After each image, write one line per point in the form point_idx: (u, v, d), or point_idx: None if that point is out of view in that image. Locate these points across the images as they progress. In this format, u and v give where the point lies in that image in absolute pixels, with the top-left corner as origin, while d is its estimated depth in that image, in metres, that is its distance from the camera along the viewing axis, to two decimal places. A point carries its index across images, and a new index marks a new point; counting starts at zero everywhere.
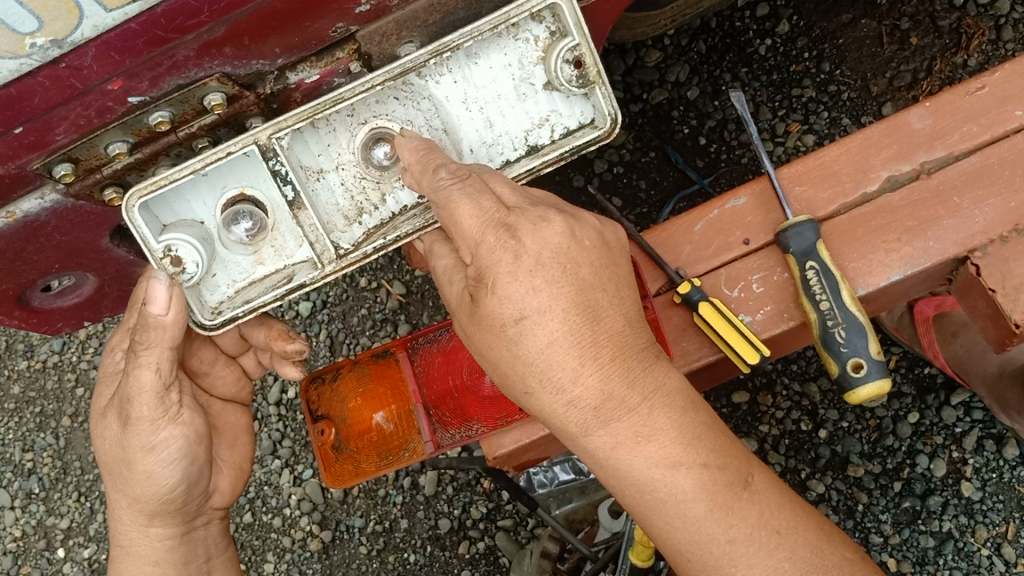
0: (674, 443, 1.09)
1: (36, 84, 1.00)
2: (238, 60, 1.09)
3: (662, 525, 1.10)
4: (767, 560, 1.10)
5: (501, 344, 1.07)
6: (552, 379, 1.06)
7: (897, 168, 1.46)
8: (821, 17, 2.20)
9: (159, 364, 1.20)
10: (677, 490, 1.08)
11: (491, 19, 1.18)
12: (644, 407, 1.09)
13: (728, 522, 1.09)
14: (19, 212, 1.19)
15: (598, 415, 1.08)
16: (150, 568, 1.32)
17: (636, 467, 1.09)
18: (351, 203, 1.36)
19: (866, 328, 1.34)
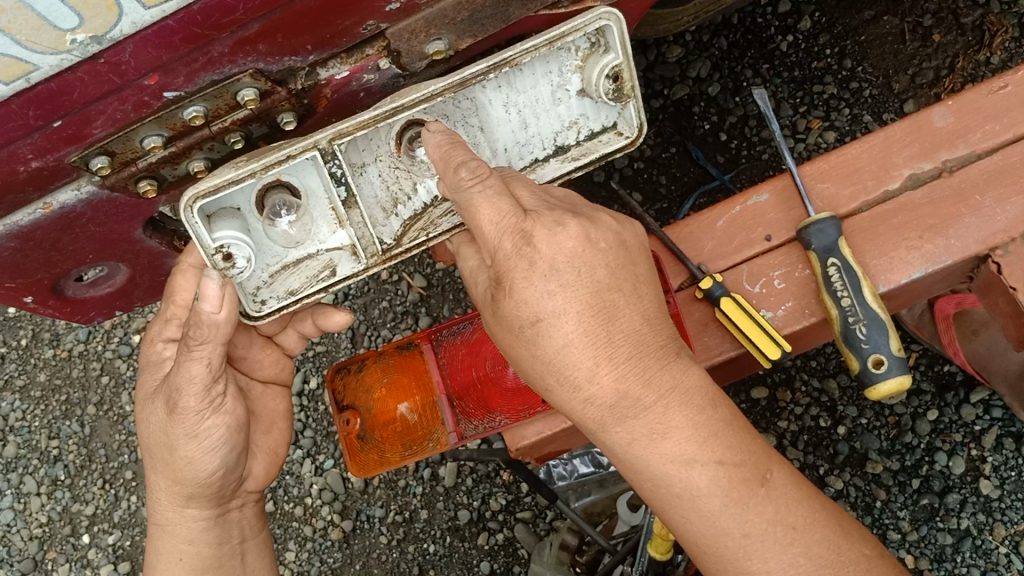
0: (690, 439, 1.10)
1: (76, 79, 1.03)
2: (271, 56, 1.11)
3: (679, 520, 1.12)
4: (786, 552, 1.09)
5: (522, 347, 1.11)
6: (569, 377, 1.10)
7: (918, 166, 1.47)
8: (844, 14, 2.22)
9: (210, 359, 1.25)
10: (691, 486, 1.09)
11: (546, 37, 1.21)
12: (661, 405, 1.11)
13: (744, 517, 1.09)
14: (56, 203, 1.23)
15: (615, 411, 1.11)
16: (184, 546, 1.40)
17: (653, 462, 1.11)
18: (387, 194, 1.43)
19: (888, 324, 1.34)
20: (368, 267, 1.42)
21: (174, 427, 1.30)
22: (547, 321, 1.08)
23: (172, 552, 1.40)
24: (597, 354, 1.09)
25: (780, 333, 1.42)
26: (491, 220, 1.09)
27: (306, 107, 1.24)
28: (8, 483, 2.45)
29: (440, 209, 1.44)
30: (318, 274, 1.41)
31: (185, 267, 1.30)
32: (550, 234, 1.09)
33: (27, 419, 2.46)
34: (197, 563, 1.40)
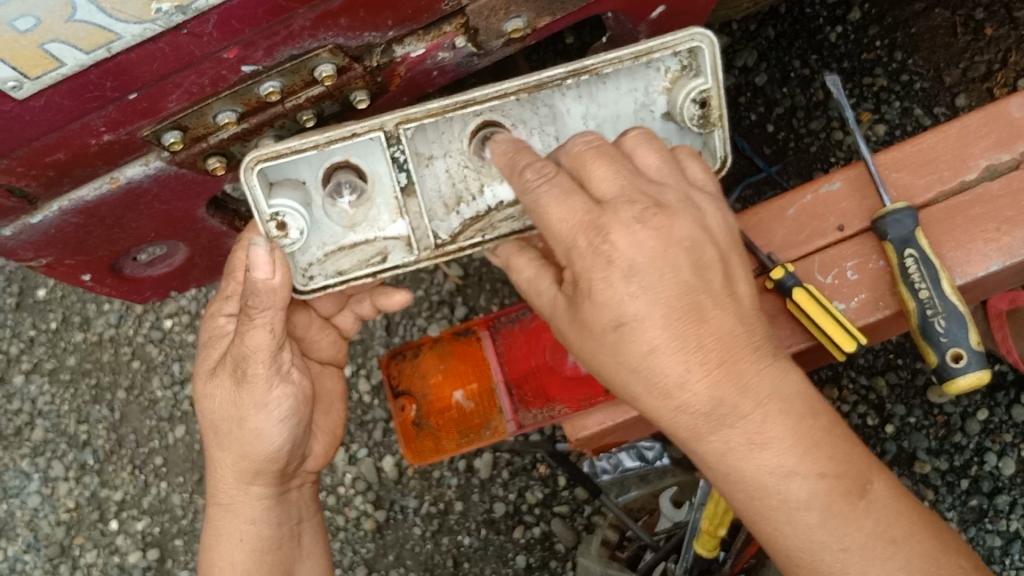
0: (789, 451, 1.03)
1: (157, 50, 1.00)
2: (351, 31, 1.08)
3: (774, 533, 1.05)
4: (884, 566, 1.03)
5: (606, 354, 1.03)
6: (660, 384, 1.02)
7: (997, 157, 1.44)
8: (893, 5, 2.11)
9: (274, 323, 1.23)
10: (790, 500, 1.03)
11: (634, 50, 1.22)
12: (757, 413, 1.03)
13: (843, 530, 1.03)
14: (123, 177, 1.20)
15: (709, 418, 1.03)
16: (246, 525, 1.40)
17: (749, 472, 1.04)
18: (452, 190, 1.38)
19: (967, 318, 1.32)
20: (420, 261, 1.37)
21: (241, 402, 1.31)
22: (634, 323, 0.99)
23: (233, 531, 1.39)
24: (687, 361, 1.01)
25: (853, 324, 1.40)
26: (577, 207, 1.01)
27: (380, 85, 1.21)
28: (36, 467, 2.40)
29: (503, 213, 1.37)
30: (371, 259, 1.36)
31: (247, 242, 1.25)
32: (633, 219, 0.99)
33: (56, 403, 2.40)
34: (259, 541, 1.40)
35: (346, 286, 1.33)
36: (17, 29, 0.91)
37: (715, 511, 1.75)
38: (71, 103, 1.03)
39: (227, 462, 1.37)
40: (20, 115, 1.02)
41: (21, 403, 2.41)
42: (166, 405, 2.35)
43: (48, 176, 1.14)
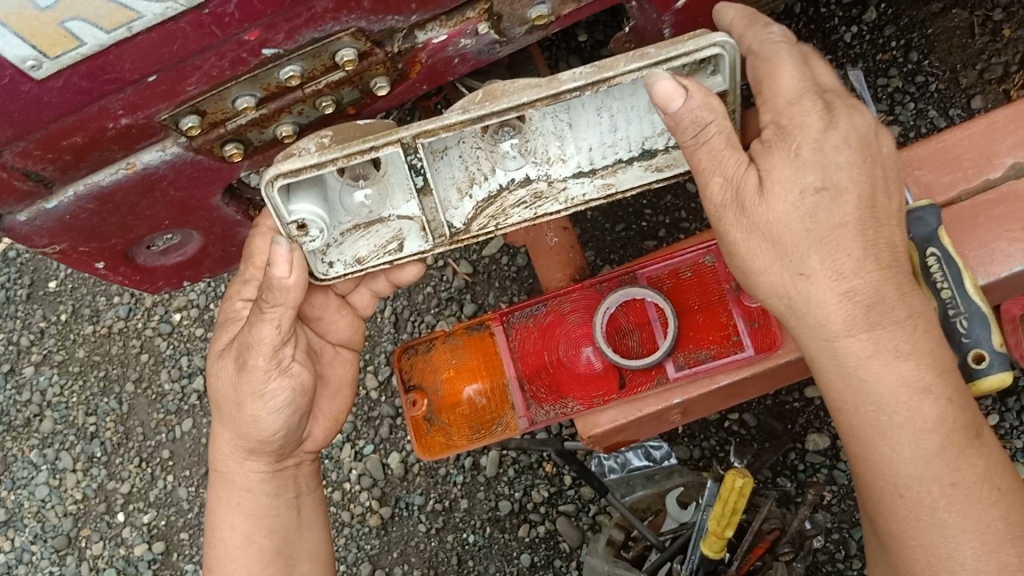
0: (928, 366, 1.08)
1: (177, 30, 0.99)
2: (375, 14, 1.07)
3: (888, 453, 1.08)
4: (985, 513, 1.07)
5: (792, 219, 1.06)
6: (839, 261, 1.07)
7: (1022, 155, 1.42)
8: (911, 5, 2.08)
9: (280, 321, 1.24)
10: (918, 418, 1.07)
11: (655, 57, 1.08)
12: (909, 323, 1.09)
13: (956, 465, 1.07)
14: (140, 163, 1.19)
15: (869, 312, 1.07)
16: (242, 493, 1.41)
17: (886, 386, 1.08)
18: (465, 173, 1.37)
19: (991, 319, 1.30)
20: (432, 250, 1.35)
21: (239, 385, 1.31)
22: (832, 190, 1.05)
23: (232, 499, 1.40)
24: (866, 251, 1.07)
25: None
26: (786, 84, 1.10)
27: (400, 72, 1.20)
28: (44, 458, 2.38)
29: (516, 195, 1.38)
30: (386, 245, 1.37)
31: (265, 232, 1.27)
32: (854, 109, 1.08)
33: (65, 395, 2.39)
34: (257, 507, 1.40)
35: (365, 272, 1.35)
36: (38, 5, 0.91)
37: (723, 510, 1.72)
38: (90, 84, 1.02)
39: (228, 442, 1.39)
40: (40, 95, 1.02)
41: (31, 393, 2.41)
42: (174, 398, 2.33)
43: (66, 159, 1.13)
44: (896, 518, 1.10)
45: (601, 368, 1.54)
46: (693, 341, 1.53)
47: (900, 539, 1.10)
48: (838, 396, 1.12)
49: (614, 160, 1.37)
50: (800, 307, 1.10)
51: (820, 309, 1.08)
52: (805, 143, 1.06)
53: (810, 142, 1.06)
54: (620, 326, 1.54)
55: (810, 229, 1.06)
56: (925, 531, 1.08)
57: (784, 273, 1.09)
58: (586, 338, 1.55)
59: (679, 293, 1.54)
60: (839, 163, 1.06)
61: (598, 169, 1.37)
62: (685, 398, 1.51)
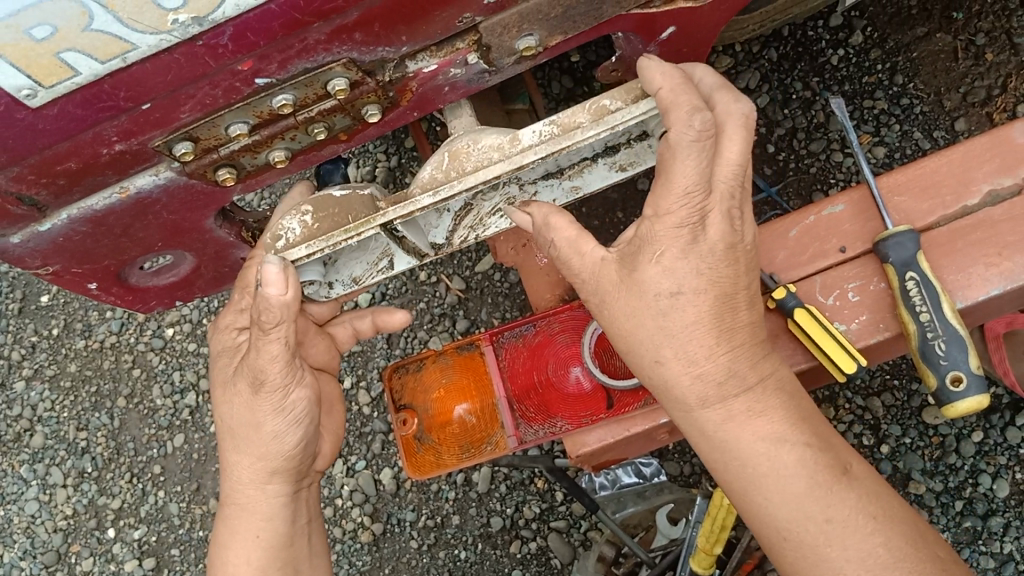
0: (781, 420, 1.15)
1: (171, 61, 1.01)
2: (366, 45, 1.09)
3: (761, 502, 1.13)
4: (865, 543, 1.09)
5: (644, 315, 1.11)
6: (691, 352, 1.12)
7: (998, 182, 1.45)
8: (896, 29, 2.11)
9: (286, 337, 1.24)
10: (776, 466, 1.13)
11: (609, 125, 1.16)
12: (758, 387, 1.16)
13: (827, 502, 1.10)
14: (133, 187, 1.21)
15: (721, 389, 1.14)
16: (262, 522, 1.38)
17: (742, 442, 1.14)
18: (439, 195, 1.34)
19: (967, 341, 1.34)
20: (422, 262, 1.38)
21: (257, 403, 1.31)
22: (688, 294, 1.10)
23: (249, 530, 1.38)
24: None
25: (854, 346, 1.41)
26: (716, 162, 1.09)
27: (391, 99, 1.22)
28: (35, 473, 2.39)
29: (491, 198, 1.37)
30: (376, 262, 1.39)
31: (264, 257, 1.30)
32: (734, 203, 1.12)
33: (56, 410, 2.40)
34: (275, 537, 1.39)
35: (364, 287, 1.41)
36: (34, 37, 0.92)
37: (712, 528, 1.75)
38: (85, 112, 1.04)
39: (240, 468, 1.37)
40: (34, 123, 1.03)
41: (21, 408, 2.42)
42: (165, 414, 2.34)
43: (59, 184, 1.15)
44: (789, 562, 1.12)
45: (590, 388, 1.55)
46: None
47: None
48: (709, 455, 1.18)
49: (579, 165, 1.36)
50: (660, 386, 1.17)
51: (677, 388, 1.15)
52: (666, 253, 1.08)
53: (675, 250, 1.08)
54: (609, 346, 1.56)
55: (662, 325, 1.11)
56: (818, 573, 1.10)
57: (642, 358, 1.15)
58: (574, 358, 1.56)
59: None
60: (700, 268, 1.09)
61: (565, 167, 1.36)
62: (673, 418, 1.49)
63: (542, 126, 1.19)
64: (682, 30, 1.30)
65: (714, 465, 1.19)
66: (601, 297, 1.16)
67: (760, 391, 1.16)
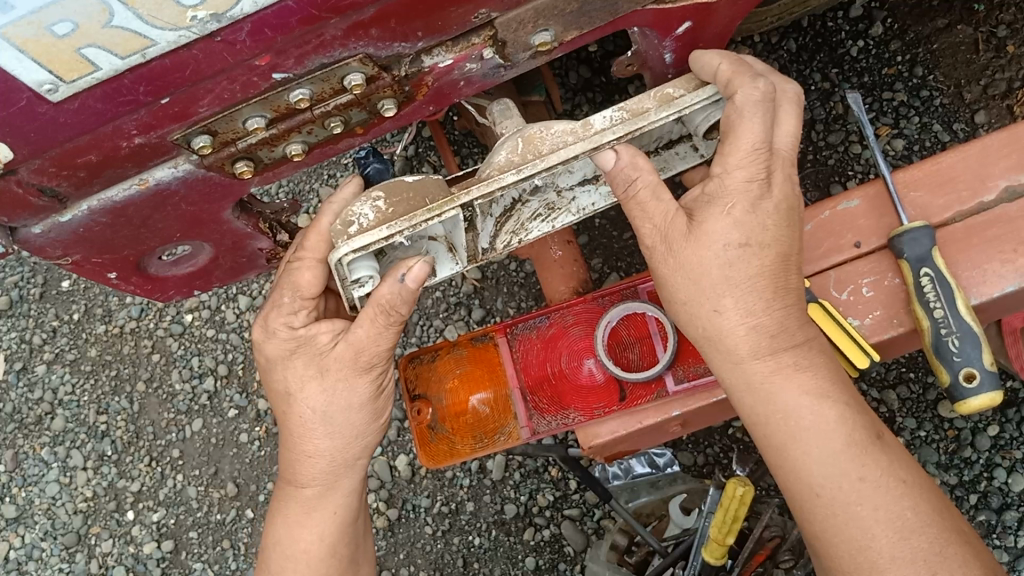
0: (824, 377, 1.20)
1: (190, 56, 1.02)
2: (382, 42, 1.10)
3: (800, 456, 1.15)
4: (894, 504, 1.12)
5: (710, 263, 1.17)
6: (751, 301, 1.18)
7: (1016, 178, 1.44)
8: (916, 21, 2.10)
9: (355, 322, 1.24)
10: (822, 421, 1.16)
11: (676, 108, 1.22)
12: (806, 345, 1.22)
13: (862, 461, 1.14)
14: (152, 179, 1.23)
15: (774, 341, 1.19)
16: (343, 499, 1.38)
17: (788, 396, 1.18)
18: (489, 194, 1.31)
19: (980, 338, 1.34)
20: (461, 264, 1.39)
21: (336, 396, 1.30)
22: (755, 247, 1.17)
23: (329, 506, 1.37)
24: None
25: (867, 341, 1.41)
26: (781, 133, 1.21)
27: (407, 94, 1.23)
28: (55, 456, 2.40)
29: (531, 207, 1.42)
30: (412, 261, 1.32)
31: (309, 263, 1.26)
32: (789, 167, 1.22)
33: (77, 393, 2.42)
34: (348, 512, 1.39)
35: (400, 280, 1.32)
36: (55, 34, 0.93)
37: (724, 518, 1.72)
38: (105, 106, 1.06)
39: (303, 463, 1.34)
40: (55, 116, 1.05)
41: (42, 391, 2.43)
42: (184, 399, 2.37)
43: (80, 176, 1.17)
44: (815, 518, 1.14)
45: (603, 380, 1.57)
46: (693, 355, 1.54)
47: (823, 538, 1.14)
48: (751, 411, 1.21)
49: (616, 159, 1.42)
50: (712, 336, 1.21)
51: (729, 339, 1.20)
52: (737, 206, 1.17)
53: (743, 205, 1.17)
54: (621, 339, 1.57)
55: (728, 274, 1.18)
56: (845, 527, 1.12)
57: (700, 309, 1.20)
58: (587, 350, 1.58)
59: None
60: (765, 224, 1.18)
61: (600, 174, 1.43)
62: (684, 411, 1.53)
63: (610, 112, 1.22)
64: (699, 25, 1.30)
65: (753, 420, 1.22)
66: (667, 244, 1.20)
67: (806, 347, 1.21)
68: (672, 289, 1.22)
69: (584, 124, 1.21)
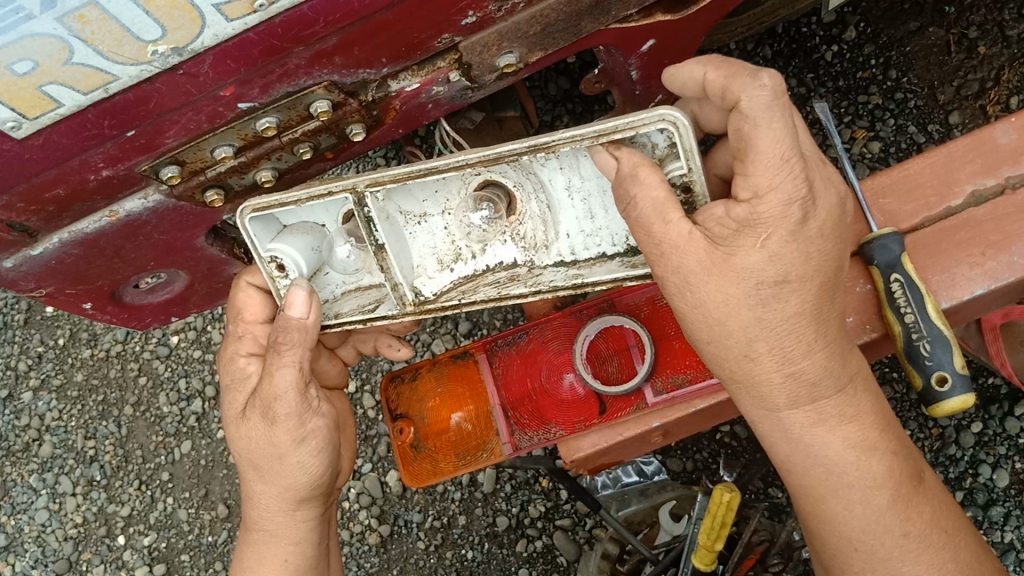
0: (871, 427, 1.14)
1: (153, 89, 1.02)
2: (347, 68, 1.11)
3: (842, 512, 1.13)
4: (935, 560, 1.13)
5: (740, 305, 1.04)
6: (788, 350, 1.07)
7: (981, 183, 1.46)
8: (889, 24, 2.10)
9: (301, 363, 1.23)
10: (867, 476, 1.12)
11: (595, 128, 1.07)
12: (851, 389, 1.14)
13: (906, 516, 1.13)
14: (122, 211, 1.23)
15: (812, 390, 1.11)
16: (291, 547, 1.33)
17: (832, 449, 1.12)
18: (450, 247, 1.36)
19: (952, 342, 1.36)
20: (399, 317, 1.30)
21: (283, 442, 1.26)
22: (794, 284, 1.04)
23: (277, 553, 1.33)
24: None
25: None
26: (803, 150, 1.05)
27: (375, 118, 1.23)
28: (44, 482, 2.40)
29: (497, 275, 1.33)
30: (365, 305, 1.33)
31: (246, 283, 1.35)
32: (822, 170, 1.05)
33: (65, 419, 2.41)
34: (301, 561, 1.34)
35: (336, 328, 1.29)
36: (16, 72, 0.93)
37: (712, 525, 1.72)
38: (70, 141, 1.06)
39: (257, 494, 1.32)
40: (20, 153, 1.05)
41: (30, 418, 2.43)
42: (172, 421, 2.36)
43: (49, 210, 1.17)
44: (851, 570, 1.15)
45: (583, 394, 1.57)
46: (671, 366, 1.54)
47: None
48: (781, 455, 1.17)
49: (609, 251, 1.29)
50: (744, 380, 1.11)
51: (764, 386, 1.10)
52: (774, 236, 1.01)
53: (781, 234, 1.01)
54: (599, 353, 1.57)
55: (761, 316, 1.05)
56: None
57: (730, 352, 1.09)
58: (567, 365, 1.58)
59: (657, 320, 1.57)
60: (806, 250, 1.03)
61: (580, 262, 1.30)
62: (664, 422, 1.53)
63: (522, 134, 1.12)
64: (662, 41, 1.31)
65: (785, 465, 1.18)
66: (682, 278, 1.05)
67: (849, 394, 1.14)
68: (693, 330, 1.10)
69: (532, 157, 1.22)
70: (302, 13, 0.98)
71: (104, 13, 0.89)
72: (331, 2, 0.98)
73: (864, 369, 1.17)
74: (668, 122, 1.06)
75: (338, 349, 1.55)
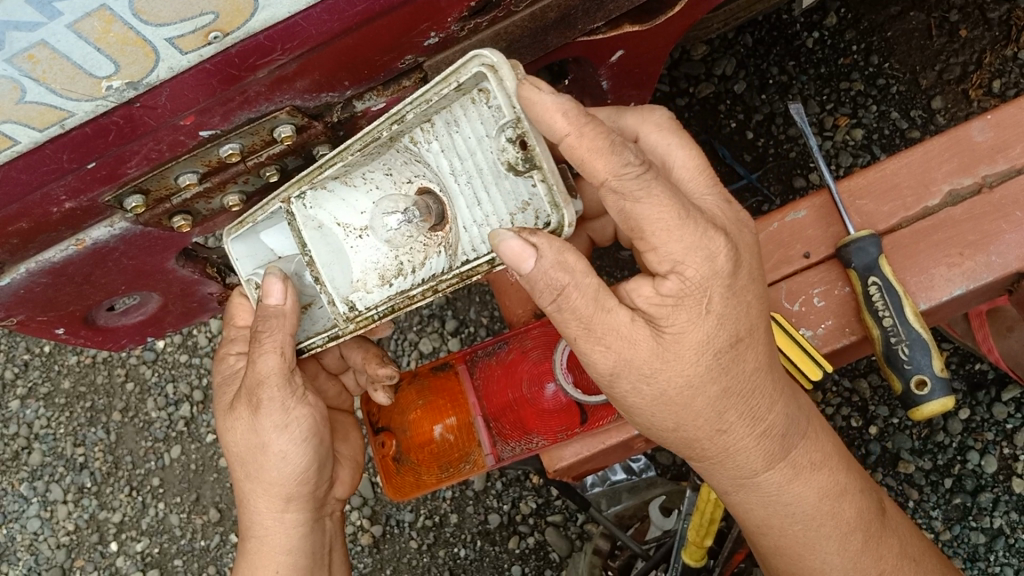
0: (839, 470, 1.25)
1: (110, 123, 1.01)
2: (308, 93, 1.09)
3: (820, 564, 1.24)
4: None
5: (709, 381, 1.07)
6: (754, 409, 1.13)
7: (958, 181, 1.45)
8: (869, 9, 2.04)
9: (284, 348, 1.19)
10: (841, 522, 1.23)
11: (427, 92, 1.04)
12: (816, 441, 1.24)
13: (879, 555, 1.24)
14: (89, 239, 1.21)
15: (783, 444, 1.18)
16: (285, 557, 1.31)
17: (808, 505, 1.22)
18: (394, 261, 1.26)
19: (930, 344, 1.38)
20: (343, 336, 1.26)
21: (269, 461, 1.25)
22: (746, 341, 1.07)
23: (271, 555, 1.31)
24: None
25: (820, 352, 1.45)
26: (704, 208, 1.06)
27: (341, 138, 1.23)
28: (34, 490, 2.38)
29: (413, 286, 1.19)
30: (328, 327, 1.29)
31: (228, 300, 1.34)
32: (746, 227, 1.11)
33: (52, 426, 2.38)
34: (301, 557, 1.33)
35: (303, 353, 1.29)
36: None
37: (701, 522, 1.70)
38: (30, 176, 1.04)
39: (259, 499, 1.29)
40: None
41: (17, 426, 2.39)
42: (161, 427, 2.33)
43: (13, 243, 1.15)
44: None
45: (565, 403, 1.55)
46: None
47: None
48: (751, 514, 1.25)
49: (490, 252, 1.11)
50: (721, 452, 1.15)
51: (741, 453, 1.15)
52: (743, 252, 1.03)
53: (719, 294, 1.02)
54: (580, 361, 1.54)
55: (725, 386, 1.08)
56: None
57: (702, 431, 1.12)
58: (547, 375, 1.55)
59: None
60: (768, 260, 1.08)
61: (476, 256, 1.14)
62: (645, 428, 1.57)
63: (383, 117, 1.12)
64: (631, 52, 1.32)
65: (758, 528, 1.26)
66: (637, 372, 1.05)
67: (813, 439, 1.24)
68: (656, 420, 1.11)
69: (412, 139, 1.17)
70: (259, 42, 0.96)
71: (55, 52, 0.86)
72: (287, 31, 0.96)
73: (813, 411, 1.29)
74: (486, 65, 0.99)
75: (339, 374, 1.54)
